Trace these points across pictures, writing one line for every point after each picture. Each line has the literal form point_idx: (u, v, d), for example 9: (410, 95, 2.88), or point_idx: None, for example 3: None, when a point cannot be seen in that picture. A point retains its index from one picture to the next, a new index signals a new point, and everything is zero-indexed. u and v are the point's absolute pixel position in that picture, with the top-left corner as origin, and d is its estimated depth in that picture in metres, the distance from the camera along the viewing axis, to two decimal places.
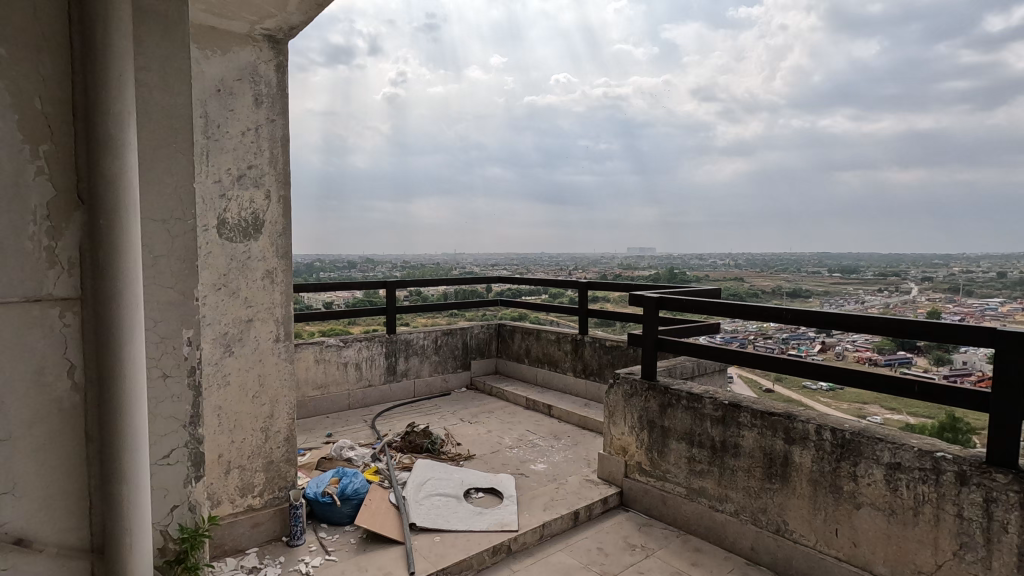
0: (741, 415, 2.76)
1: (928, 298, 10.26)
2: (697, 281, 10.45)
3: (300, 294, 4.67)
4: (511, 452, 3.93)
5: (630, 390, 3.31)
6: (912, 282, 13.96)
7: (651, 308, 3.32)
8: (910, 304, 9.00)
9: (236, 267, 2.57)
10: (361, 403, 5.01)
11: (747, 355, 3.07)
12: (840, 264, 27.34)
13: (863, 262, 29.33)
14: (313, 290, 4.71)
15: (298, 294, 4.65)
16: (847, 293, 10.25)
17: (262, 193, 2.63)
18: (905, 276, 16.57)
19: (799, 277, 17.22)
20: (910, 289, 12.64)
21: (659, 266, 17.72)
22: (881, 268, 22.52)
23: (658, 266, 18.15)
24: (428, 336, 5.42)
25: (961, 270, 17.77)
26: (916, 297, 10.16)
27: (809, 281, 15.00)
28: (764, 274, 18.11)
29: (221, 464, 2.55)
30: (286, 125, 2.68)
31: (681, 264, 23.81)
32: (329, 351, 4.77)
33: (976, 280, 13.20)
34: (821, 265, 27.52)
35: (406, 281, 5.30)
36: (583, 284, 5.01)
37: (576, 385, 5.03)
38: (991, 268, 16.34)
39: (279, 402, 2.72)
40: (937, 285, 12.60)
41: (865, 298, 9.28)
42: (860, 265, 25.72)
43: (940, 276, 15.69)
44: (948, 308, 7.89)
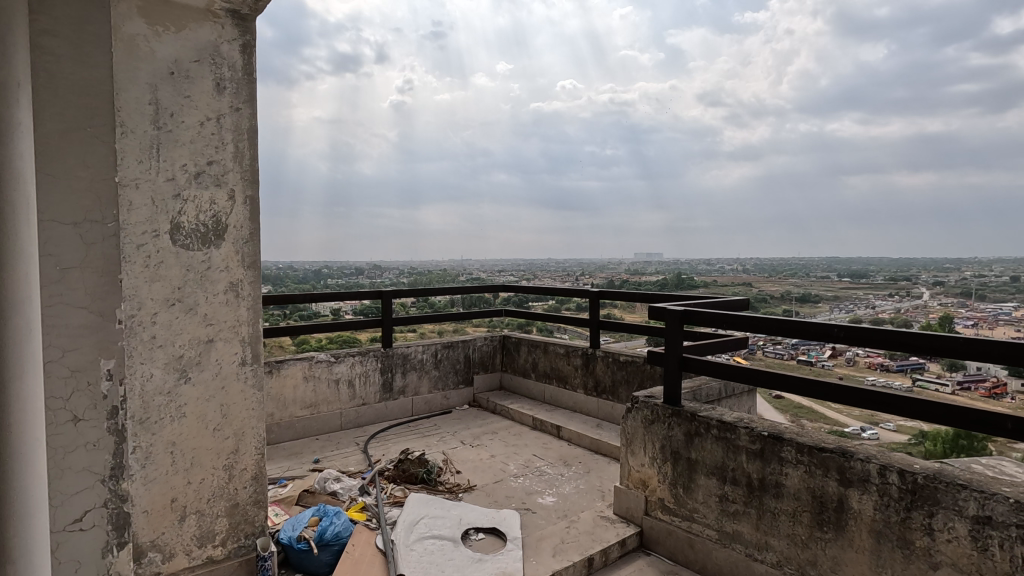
0: (785, 449, 2.36)
1: (942, 303, 9.93)
2: (703, 287, 10.10)
3: (302, 304, 4.42)
4: (516, 482, 3.54)
5: (651, 415, 2.91)
6: (926, 287, 13.61)
7: (674, 323, 2.91)
8: (922, 308, 8.66)
9: (194, 279, 2.20)
10: (354, 423, 4.63)
11: (786, 378, 2.66)
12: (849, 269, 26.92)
13: (873, 266, 28.77)
14: (321, 299, 4.45)
15: (302, 304, 4.40)
16: (856, 298, 9.96)
17: (225, 192, 2.27)
18: (917, 281, 16.22)
19: (808, 283, 16.80)
20: (921, 293, 12.29)
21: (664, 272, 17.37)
22: (892, 274, 22.09)
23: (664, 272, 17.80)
24: (427, 350, 5.04)
25: (972, 274, 17.44)
26: (927, 303, 9.83)
27: (818, 286, 14.59)
28: (771, 279, 17.72)
29: (174, 510, 2.18)
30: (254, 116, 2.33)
31: (687, 270, 23.44)
32: (319, 367, 4.41)
33: (988, 284, 12.82)
34: (830, 270, 27.17)
35: (403, 290, 4.94)
36: (594, 292, 4.57)
37: (587, 404, 4.62)
38: (1003, 273, 15.94)
39: (246, 435, 2.35)
40: (947, 291, 12.25)
41: (878, 303, 8.92)
42: (870, 270, 25.23)
43: (951, 280, 15.30)
44: (962, 313, 7.55)
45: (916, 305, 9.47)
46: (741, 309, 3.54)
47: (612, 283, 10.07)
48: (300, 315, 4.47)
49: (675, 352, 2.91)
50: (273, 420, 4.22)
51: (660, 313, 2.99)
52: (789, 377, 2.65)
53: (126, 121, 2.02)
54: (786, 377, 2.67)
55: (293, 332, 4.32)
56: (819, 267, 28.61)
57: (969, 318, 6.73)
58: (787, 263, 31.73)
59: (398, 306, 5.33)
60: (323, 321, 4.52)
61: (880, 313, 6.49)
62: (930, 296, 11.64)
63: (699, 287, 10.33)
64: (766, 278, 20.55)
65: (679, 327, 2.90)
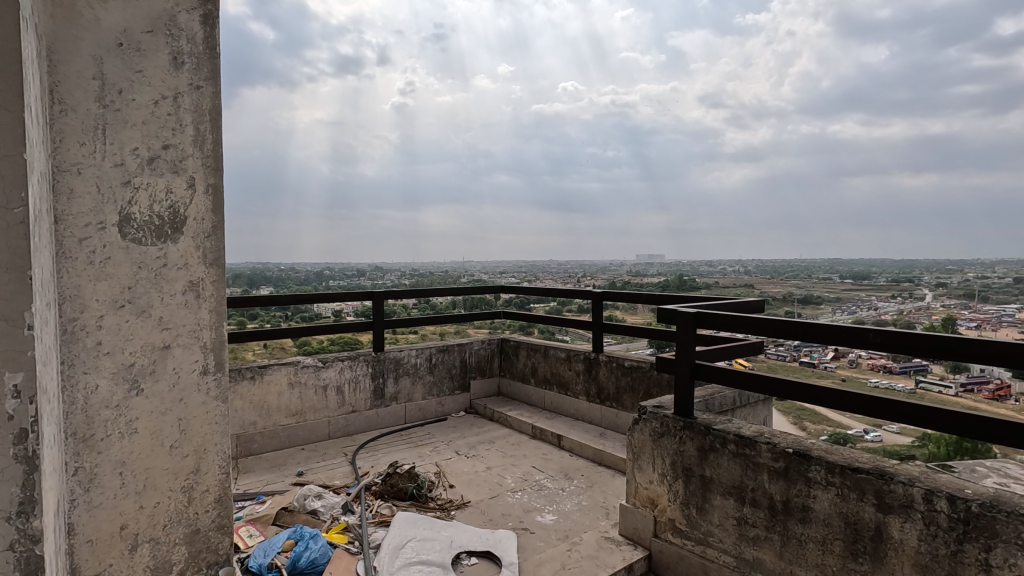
0: (812, 469, 2.10)
1: (942, 304, 9.76)
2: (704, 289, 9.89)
3: (304, 305, 4.36)
4: (513, 498, 3.28)
5: (660, 428, 2.66)
6: (927, 288, 13.50)
7: (685, 327, 2.64)
8: (928, 309, 8.44)
9: (146, 278, 1.95)
10: (343, 432, 4.37)
11: (812, 388, 2.39)
12: (849, 270, 26.78)
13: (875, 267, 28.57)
14: (323, 300, 4.36)
15: (304, 304, 4.34)
16: (857, 299, 9.81)
17: (184, 180, 2.02)
18: (915, 282, 16.07)
19: (811, 284, 16.56)
20: (924, 294, 12.08)
21: (663, 274, 17.16)
22: (894, 275, 21.89)
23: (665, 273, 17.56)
24: (421, 354, 4.79)
25: (973, 275, 17.31)
26: (932, 305, 9.63)
27: (820, 288, 14.36)
28: (772, 281, 17.49)
29: (124, 539, 1.93)
30: (219, 96, 2.09)
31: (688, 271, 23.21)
32: (305, 372, 4.17)
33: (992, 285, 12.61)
34: (831, 271, 27.02)
35: (395, 291, 4.65)
36: (597, 292, 4.32)
37: (589, 411, 4.37)
38: (1006, 274, 15.72)
39: (208, 452, 2.09)
40: (951, 293, 12.03)
41: (881, 304, 8.70)
42: (873, 271, 25.00)
43: (953, 282, 15.07)
44: (968, 314, 7.35)
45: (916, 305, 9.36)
46: (756, 311, 3.28)
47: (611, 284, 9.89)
48: (302, 317, 4.40)
49: (687, 358, 2.65)
50: (256, 429, 3.97)
51: (669, 315, 2.73)
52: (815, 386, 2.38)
53: (66, 98, 1.78)
54: (812, 387, 2.40)
55: (291, 334, 4.15)
56: (820, 268, 28.46)
57: (974, 319, 6.58)
58: (787, 264, 31.65)
59: (398, 307, 5.13)
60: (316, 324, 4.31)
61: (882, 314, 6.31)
62: (931, 298, 11.52)
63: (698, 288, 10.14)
64: (768, 279, 20.40)
65: (690, 331, 2.63)
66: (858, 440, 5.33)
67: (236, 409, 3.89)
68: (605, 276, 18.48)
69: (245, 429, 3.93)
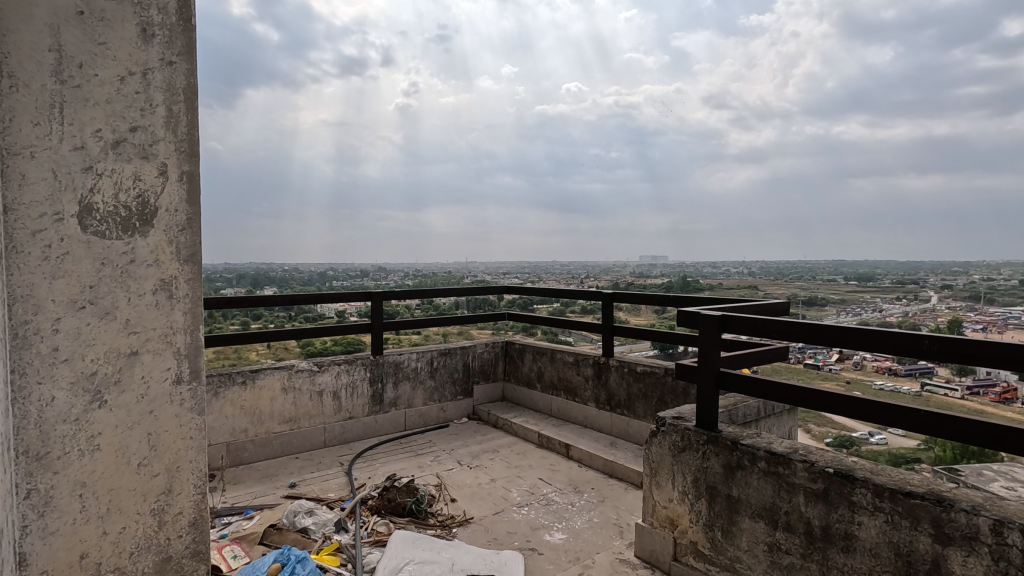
0: (857, 493, 1.88)
1: (948, 306, 9.58)
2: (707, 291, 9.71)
3: (307, 306, 4.15)
4: (519, 514, 3.06)
5: (681, 442, 2.44)
6: (933, 290, 13.37)
7: (709, 331, 2.41)
8: (933, 311, 8.25)
9: (112, 273, 1.56)
10: (340, 439, 4.16)
11: (847, 400, 2.13)
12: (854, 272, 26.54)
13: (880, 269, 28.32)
14: (328, 300, 4.18)
15: (307, 305, 4.14)
16: (862, 301, 9.66)
17: (155, 167, 1.66)
18: (919, 284, 15.88)
19: (816, 285, 16.37)
20: (929, 296, 11.90)
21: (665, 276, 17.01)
22: (898, 276, 21.67)
23: (667, 275, 17.39)
24: (422, 358, 4.57)
25: (979, 276, 17.07)
26: (938, 306, 9.44)
27: (824, 289, 14.18)
28: (776, 282, 17.31)
29: (83, 570, 1.54)
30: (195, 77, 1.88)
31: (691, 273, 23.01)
32: (299, 377, 3.97)
33: (999, 287, 12.40)
34: (836, 272, 26.81)
35: (394, 291, 4.43)
36: (606, 294, 4.10)
37: (598, 418, 4.14)
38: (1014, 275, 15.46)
39: (183, 471, 1.69)
40: (957, 295, 11.84)
41: (888, 306, 8.51)
42: (877, 273, 24.79)
43: (959, 283, 14.88)
44: (971, 316, 7.20)
45: (922, 307, 9.22)
46: (781, 314, 3.05)
47: (613, 285, 9.70)
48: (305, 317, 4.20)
49: (710, 366, 2.42)
50: (248, 436, 3.76)
51: (690, 318, 2.51)
52: (851, 398, 2.12)
53: (15, 70, 1.41)
54: (846, 399, 2.14)
55: (288, 336, 3.93)
56: (824, 270, 28.27)
57: (981, 322, 6.46)
58: (790, 266, 31.42)
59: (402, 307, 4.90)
60: (315, 327, 4.11)
61: (885, 316, 6.12)
62: (937, 300, 11.38)
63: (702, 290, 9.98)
64: (770, 279, 20.32)
65: (715, 336, 2.40)
66: (873, 447, 5.13)
67: (226, 416, 3.68)
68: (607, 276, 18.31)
69: (235, 437, 3.72)
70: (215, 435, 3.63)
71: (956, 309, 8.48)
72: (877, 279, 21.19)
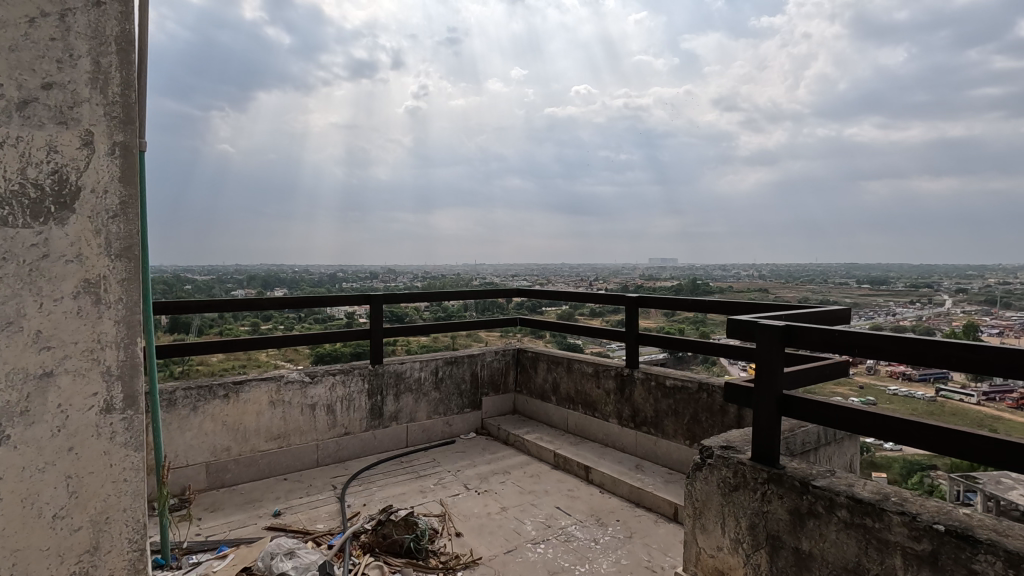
0: (982, 561, 1.44)
1: (964, 311, 9.26)
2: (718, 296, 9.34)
3: (299, 309, 3.80)
4: (535, 552, 2.64)
5: (732, 479, 2.02)
6: (944, 295, 13.05)
7: (768, 343, 1.97)
8: (948, 316, 7.95)
9: (19, 275, 1.09)
10: (334, 458, 3.76)
11: (934, 430, 1.73)
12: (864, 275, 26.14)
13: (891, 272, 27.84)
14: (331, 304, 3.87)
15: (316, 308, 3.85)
16: (877, 307, 9.29)
17: (78, 134, 1.17)
18: (930, 290, 15.55)
19: (824, 289, 16.06)
20: (943, 301, 11.56)
21: (671, 280, 16.72)
22: (909, 281, 21.27)
23: (673, 280, 17.09)
24: (426, 367, 4.16)
25: (991, 280, 16.63)
26: (953, 312, 9.13)
27: (833, 293, 13.84)
28: (786, 286, 16.91)
29: None
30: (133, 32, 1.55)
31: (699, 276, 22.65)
32: (289, 390, 3.58)
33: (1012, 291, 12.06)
34: (844, 276, 26.56)
35: (395, 294, 4.02)
36: (631, 298, 3.67)
37: (620, 437, 3.72)
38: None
39: (117, 525, 1.18)
40: (969, 299, 11.54)
41: (903, 311, 8.17)
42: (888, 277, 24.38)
43: (970, 289, 14.54)
44: (987, 322, 6.91)
45: (936, 312, 8.93)
46: (841, 324, 2.60)
47: (617, 288, 9.38)
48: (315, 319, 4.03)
49: (771, 385, 1.97)
50: (231, 456, 3.37)
51: (741, 328, 2.09)
52: (938, 426, 1.72)
53: None
54: (932, 428, 1.74)
55: (274, 343, 3.55)
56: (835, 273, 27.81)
57: (999, 327, 6.20)
58: (801, 269, 30.94)
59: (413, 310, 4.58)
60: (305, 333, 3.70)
61: (912, 322, 5.76)
62: (951, 304, 11.09)
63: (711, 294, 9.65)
64: (780, 284, 19.93)
65: (775, 349, 1.96)
66: None
67: (206, 433, 3.30)
68: (613, 278, 18.05)
69: (216, 457, 3.33)
70: (193, 455, 3.25)
71: (971, 314, 8.21)
72: (887, 282, 20.86)
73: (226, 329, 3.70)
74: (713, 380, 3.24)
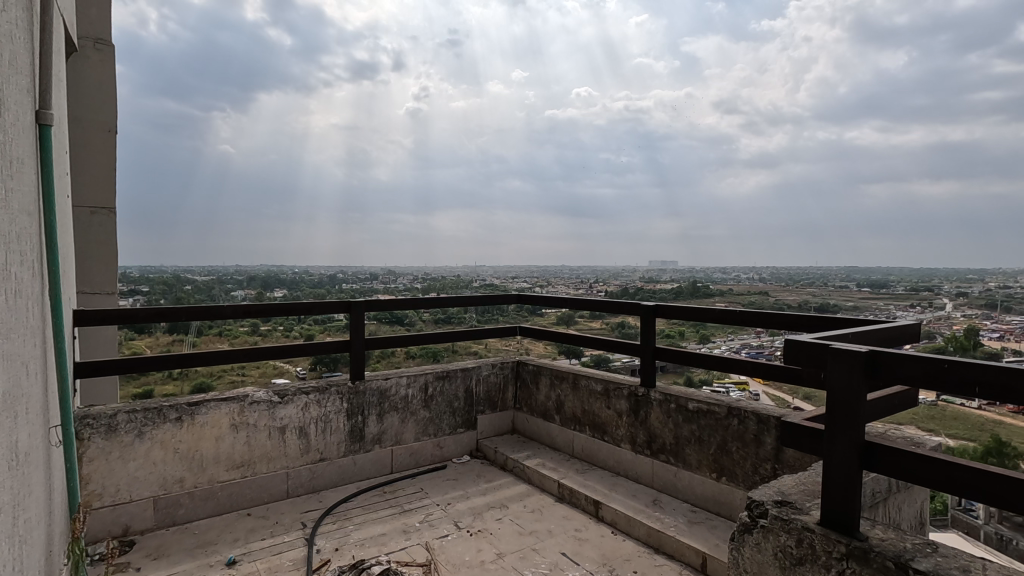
0: None
1: (966, 315, 9.05)
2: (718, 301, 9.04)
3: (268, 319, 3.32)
4: None
5: (796, 549, 1.55)
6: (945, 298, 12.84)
7: (844, 373, 1.50)
8: (953, 319, 7.69)
9: None
10: (307, 489, 3.30)
11: None
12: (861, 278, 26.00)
13: (891, 275, 27.63)
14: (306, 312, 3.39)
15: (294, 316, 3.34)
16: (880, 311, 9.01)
17: None
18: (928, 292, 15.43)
19: (824, 291, 15.79)
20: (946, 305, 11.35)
21: (669, 284, 16.49)
22: (909, 284, 21.04)
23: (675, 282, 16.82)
24: (414, 383, 3.69)
25: (994, 283, 16.40)
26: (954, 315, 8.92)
27: (832, 297, 13.61)
28: (786, 289, 16.68)
29: None
30: None
31: (698, 280, 22.41)
32: (254, 411, 3.12)
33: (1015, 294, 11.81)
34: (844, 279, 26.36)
35: (377, 301, 3.56)
36: (648, 308, 3.20)
37: (634, 465, 3.26)
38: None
39: None
40: (971, 302, 11.32)
41: (906, 314, 7.92)
42: (886, 280, 24.21)
43: (970, 292, 14.40)
44: (993, 325, 6.67)
45: (931, 314, 8.79)
46: (908, 342, 2.14)
47: (616, 292, 9.03)
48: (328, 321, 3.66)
49: (848, 427, 1.49)
50: (184, 488, 2.91)
51: (805, 352, 1.63)
52: None
53: None
54: None
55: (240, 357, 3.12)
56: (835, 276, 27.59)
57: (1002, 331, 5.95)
58: (801, 272, 30.77)
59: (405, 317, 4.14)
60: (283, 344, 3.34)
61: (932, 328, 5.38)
62: (951, 307, 10.90)
63: (711, 300, 9.37)
64: (781, 287, 19.67)
65: (856, 382, 1.48)
66: None
67: (154, 462, 2.83)
68: (605, 282, 18.13)
69: (167, 490, 2.86)
70: (139, 489, 2.79)
71: (971, 317, 8.06)
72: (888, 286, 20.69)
73: (227, 329, 3.44)
74: (744, 403, 2.78)
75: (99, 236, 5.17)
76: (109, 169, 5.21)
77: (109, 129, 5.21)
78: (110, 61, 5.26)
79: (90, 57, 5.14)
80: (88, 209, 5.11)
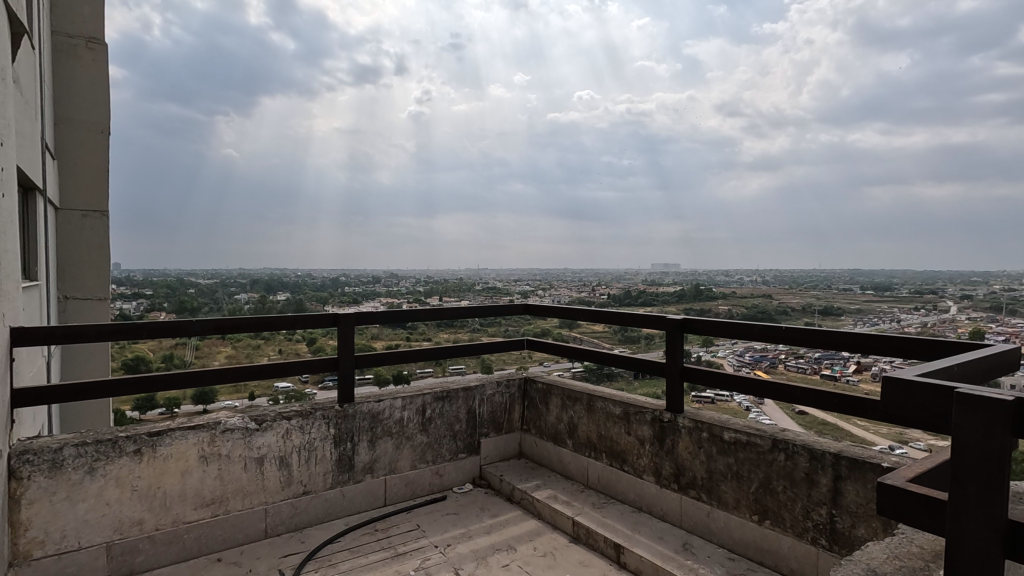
0: None
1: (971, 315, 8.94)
2: (720, 303, 8.94)
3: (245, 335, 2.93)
4: None
5: None
6: (952, 299, 12.70)
7: (981, 430, 1.09)
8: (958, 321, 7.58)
9: None
10: (289, 526, 2.92)
11: None
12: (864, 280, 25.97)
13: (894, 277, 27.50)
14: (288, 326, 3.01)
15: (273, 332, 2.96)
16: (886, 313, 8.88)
17: None
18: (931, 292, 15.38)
19: (826, 292, 15.74)
20: (949, 305, 11.28)
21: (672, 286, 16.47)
22: (913, 285, 20.94)
23: (678, 284, 16.76)
24: (409, 405, 3.32)
25: (998, 284, 16.30)
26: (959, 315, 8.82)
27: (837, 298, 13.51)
28: (791, 291, 16.60)
29: None
30: None
31: (698, 282, 22.45)
32: (227, 440, 2.75)
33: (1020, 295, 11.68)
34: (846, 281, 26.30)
35: (367, 313, 3.18)
36: (675, 322, 2.81)
37: (660, 500, 2.86)
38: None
39: None
40: (977, 303, 11.20)
41: (912, 315, 7.81)
42: (889, 282, 24.08)
43: (972, 292, 14.40)
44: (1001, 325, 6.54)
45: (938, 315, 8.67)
46: (1008, 372, 1.74)
47: (619, 293, 8.90)
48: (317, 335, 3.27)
49: (986, 504, 1.09)
50: (145, 532, 2.52)
51: (913, 395, 1.23)
52: None
53: None
54: None
55: (210, 380, 2.74)
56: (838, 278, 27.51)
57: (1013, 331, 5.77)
58: (802, 274, 30.74)
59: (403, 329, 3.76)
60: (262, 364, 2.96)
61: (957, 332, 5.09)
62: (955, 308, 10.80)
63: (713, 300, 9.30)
64: (782, 288, 19.71)
65: (999, 444, 1.08)
66: None
67: (109, 503, 2.45)
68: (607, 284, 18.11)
69: (124, 534, 2.48)
70: (90, 534, 2.41)
71: (973, 317, 7.96)
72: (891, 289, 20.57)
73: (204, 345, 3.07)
74: (791, 435, 2.40)
75: (91, 239, 5.38)
76: (100, 170, 5.46)
77: (101, 129, 5.52)
78: (101, 61, 5.55)
79: (82, 56, 5.48)
80: (80, 213, 5.36)
